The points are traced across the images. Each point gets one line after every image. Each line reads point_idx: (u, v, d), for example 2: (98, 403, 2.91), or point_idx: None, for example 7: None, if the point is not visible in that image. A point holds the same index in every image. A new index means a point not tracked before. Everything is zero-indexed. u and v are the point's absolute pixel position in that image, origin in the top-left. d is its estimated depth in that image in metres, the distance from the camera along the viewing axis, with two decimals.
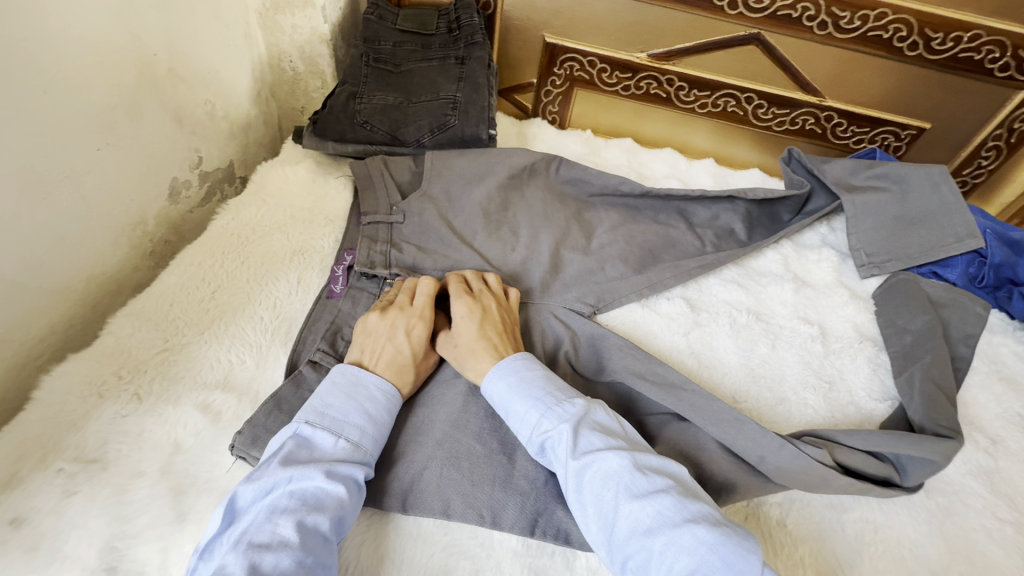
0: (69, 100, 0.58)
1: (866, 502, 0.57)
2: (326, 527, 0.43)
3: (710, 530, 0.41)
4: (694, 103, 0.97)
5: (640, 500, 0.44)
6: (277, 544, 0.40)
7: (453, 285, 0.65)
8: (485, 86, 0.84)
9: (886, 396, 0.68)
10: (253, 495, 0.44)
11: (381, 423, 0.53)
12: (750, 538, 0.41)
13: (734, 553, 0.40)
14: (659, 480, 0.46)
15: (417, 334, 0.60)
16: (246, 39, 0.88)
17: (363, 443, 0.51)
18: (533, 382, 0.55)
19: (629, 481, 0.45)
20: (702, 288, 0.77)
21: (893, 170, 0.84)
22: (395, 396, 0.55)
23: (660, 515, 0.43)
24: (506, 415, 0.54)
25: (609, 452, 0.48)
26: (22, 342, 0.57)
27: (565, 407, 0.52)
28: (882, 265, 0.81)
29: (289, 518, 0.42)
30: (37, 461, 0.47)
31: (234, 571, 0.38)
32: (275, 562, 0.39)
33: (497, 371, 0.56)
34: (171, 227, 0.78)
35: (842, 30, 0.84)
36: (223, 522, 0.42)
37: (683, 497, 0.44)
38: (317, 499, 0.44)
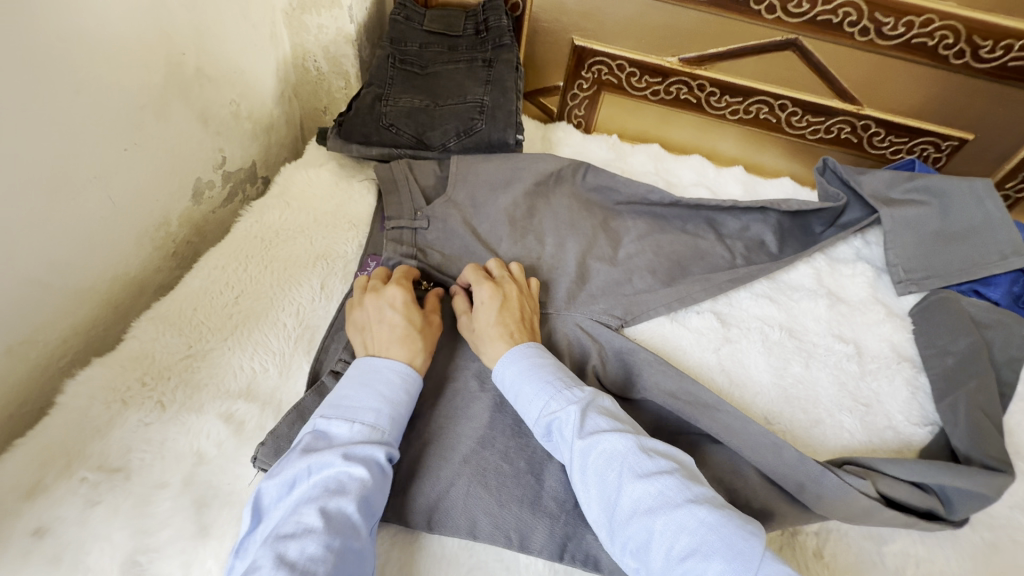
0: (99, 99, 0.57)
1: (907, 534, 0.55)
2: (351, 509, 0.43)
3: (711, 511, 0.41)
4: (726, 109, 0.95)
5: (643, 481, 0.44)
6: (301, 531, 0.40)
7: (475, 271, 0.65)
8: (513, 89, 0.82)
9: (926, 421, 0.66)
10: (277, 491, 0.44)
11: (400, 403, 0.52)
12: (752, 522, 0.41)
13: (734, 535, 0.39)
14: (663, 462, 0.45)
15: (400, 301, 0.59)
16: (271, 38, 0.87)
17: (382, 424, 0.49)
18: (542, 367, 0.55)
19: (632, 461, 0.45)
20: (732, 302, 0.75)
21: (934, 183, 0.81)
22: (402, 368, 0.53)
23: (662, 495, 0.43)
24: (515, 398, 0.54)
25: (614, 434, 0.47)
26: (46, 344, 0.57)
27: (573, 391, 0.52)
28: (920, 282, 0.78)
29: (312, 507, 0.42)
30: (61, 468, 0.47)
31: (262, 564, 0.38)
32: (301, 549, 0.39)
33: (508, 357, 0.56)
34: (194, 228, 0.77)
35: (884, 37, 0.81)
36: (253, 519, 0.42)
37: (686, 479, 0.44)
38: (339, 484, 0.44)
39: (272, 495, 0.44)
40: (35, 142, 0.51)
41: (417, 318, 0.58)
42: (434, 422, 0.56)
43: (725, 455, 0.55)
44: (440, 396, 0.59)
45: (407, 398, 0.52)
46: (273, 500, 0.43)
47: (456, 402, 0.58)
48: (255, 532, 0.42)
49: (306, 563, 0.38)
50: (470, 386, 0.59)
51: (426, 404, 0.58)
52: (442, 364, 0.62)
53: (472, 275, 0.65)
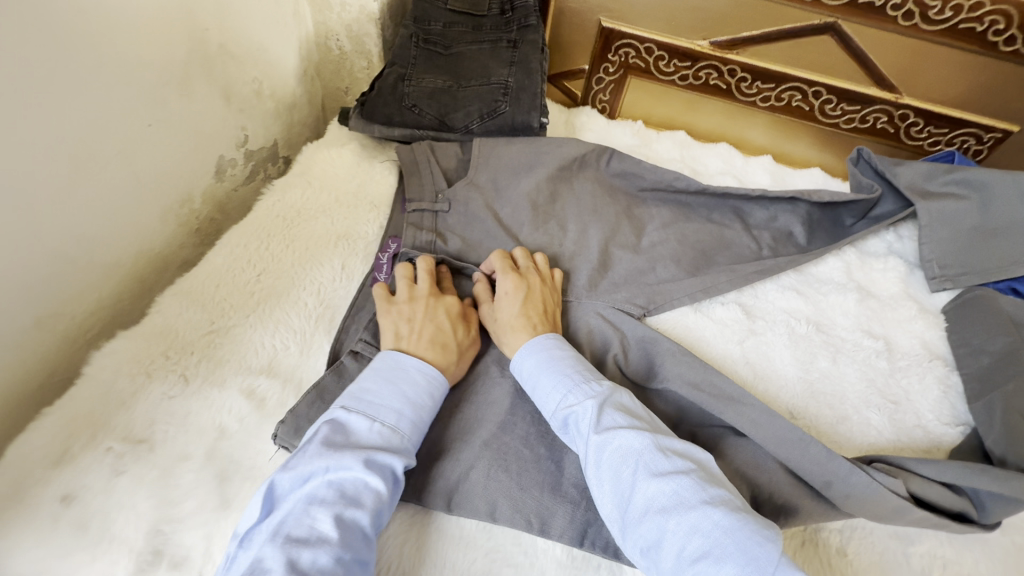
0: (123, 73, 0.57)
1: (934, 535, 0.53)
2: (365, 521, 0.42)
3: (727, 515, 0.40)
4: (756, 96, 0.91)
5: (658, 479, 0.43)
6: (316, 540, 0.39)
7: (499, 261, 0.64)
8: (539, 71, 0.80)
9: (957, 421, 0.64)
10: (291, 484, 0.42)
11: (423, 409, 0.51)
12: (770, 529, 0.39)
13: (750, 539, 0.38)
14: (680, 463, 0.44)
15: (451, 312, 0.59)
16: (295, 16, 0.86)
17: (404, 430, 0.49)
18: (562, 360, 0.54)
19: (649, 460, 0.44)
20: (758, 294, 0.73)
21: (975, 176, 0.77)
22: (438, 379, 0.53)
23: (677, 495, 0.42)
24: (533, 390, 0.53)
25: (631, 431, 0.46)
26: (73, 316, 0.58)
27: (591, 385, 0.51)
28: (955, 279, 0.75)
29: (327, 512, 0.41)
30: (88, 438, 0.47)
31: (274, 568, 0.37)
32: (314, 558, 0.38)
33: (529, 348, 0.56)
34: (216, 206, 0.78)
35: (929, 21, 0.77)
36: (262, 510, 0.41)
37: (703, 481, 0.43)
38: (355, 493, 0.43)
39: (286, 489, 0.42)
40: (61, 114, 0.51)
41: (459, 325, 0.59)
42: (455, 405, 0.56)
43: (748, 449, 0.54)
44: (461, 380, 0.58)
45: (432, 405, 0.52)
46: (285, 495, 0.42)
47: (476, 387, 0.58)
48: (262, 523, 0.40)
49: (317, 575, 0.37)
50: (490, 371, 0.59)
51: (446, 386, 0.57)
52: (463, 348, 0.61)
53: (498, 264, 0.65)
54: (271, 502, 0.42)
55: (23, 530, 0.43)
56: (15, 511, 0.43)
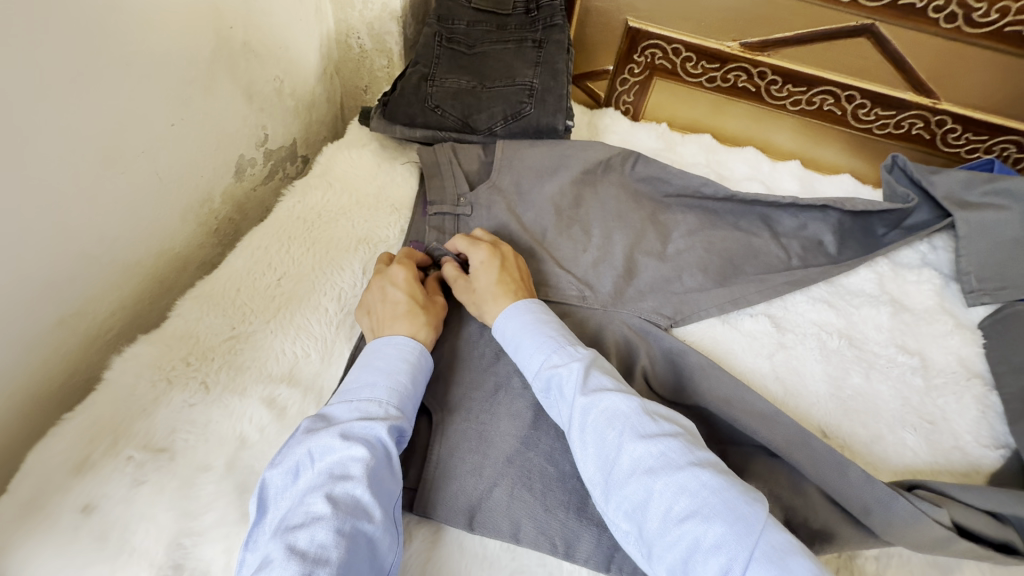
0: (151, 69, 0.56)
1: (975, 565, 0.51)
2: (360, 490, 0.41)
3: (715, 476, 0.38)
4: (787, 99, 0.89)
5: (644, 441, 0.41)
6: (310, 520, 0.38)
7: (462, 240, 0.62)
8: (564, 72, 0.78)
9: (997, 443, 0.62)
10: (282, 479, 0.42)
11: (400, 375, 0.49)
12: (756, 491, 0.38)
13: (737, 499, 0.37)
14: (667, 426, 0.43)
15: (404, 279, 0.58)
16: (316, 13, 0.85)
17: (385, 399, 0.47)
18: (546, 324, 0.53)
19: (635, 422, 0.42)
20: (788, 305, 0.71)
21: (1017, 186, 0.73)
22: (408, 343, 0.52)
23: (665, 456, 0.40)
24: (515, 351, 0.52)
25: (618, 394, 0.45)
26: (94, 317, 0.57)
27: (576, 348, 0.50)
28: (994, 293, 0.72)
29: (319, 494, 0.40)
30: (108, 445, 0.47)
31: (273, 556, 0.36)
32: (311, 537, 0.37)
33: (512, 310, 0.54)
34: (235, 206, 0.77)
35: (973, 24, 0.74)
36: (259, 510, 0.41)
37: (690, 444, 0.41)
38: (343, 469, 0.42)
39: (280, 484, 0.42)
40: (89, 110, 0.50)
41: (421, 293, 0.57)
42: (476, 417, 0.54)
43: (783, 470, 0.52)
44: (482, 388, 0.56)
45: (409, 369, 0.50)
46: (280, 490, 0.41)
47: (497, 397, 0.55)
48: (264, 522, 0.41)
49: (318, 551, 0.37)
50: (513, 380, 0.56)
51: (466, 396, 0.55)
52: (484, 354, 0.59)
53: (463, 243, 0.62)
54: (268, 501, 0.41)
55: (43, 540, 0.42)
56: (33, 520, 0.42)
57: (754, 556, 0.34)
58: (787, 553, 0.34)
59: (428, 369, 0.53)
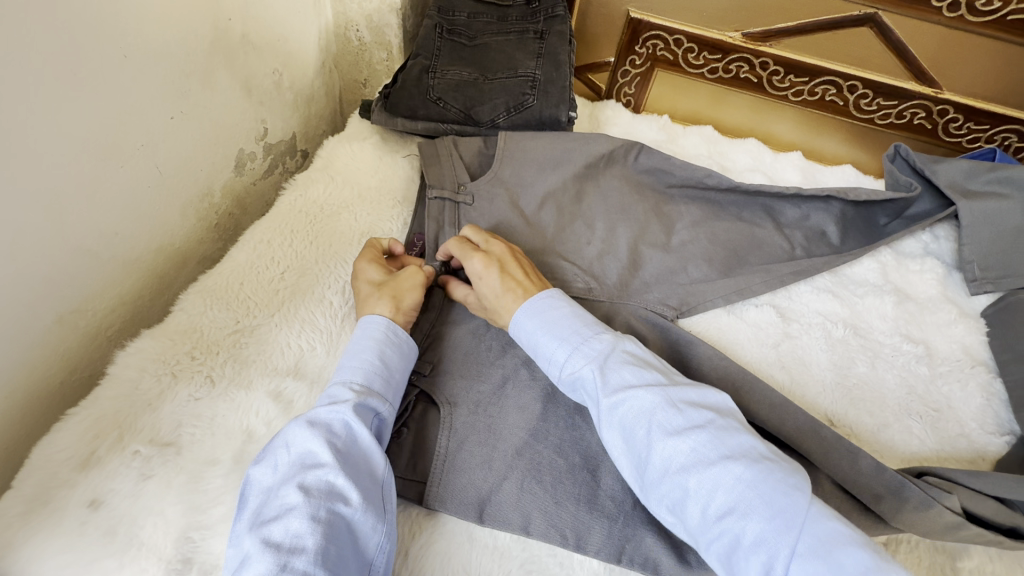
0: (147, 60, 0.55)
1: (983, 550, 0.51)
2: (332, 476, 0.40)
3: (749, 467, 0.39)
4: (788, 90, 0.89)
5: (674, 438, 0.41)
6: (284, 512, 0.38)
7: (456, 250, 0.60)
8: (567, 63, 0.78)
9: (1002, 430, 0.62)
10: (259, 475, 0.42)
11: (367, 355, 0.50)
12: (795, 475, 0.39)
13: (774, 491, 0.37)
14: (695, 415, 0.42)
15: (363, 271, 0.59)
16: (315, 6, 0.84)
17: (350, 380, 0.48)
18: (559, 320, 0.52)
19: (662, 418, 0.42)
20: (792, 295, 0.71)
21: (1020, 175, 0.73)
22: (371, 321, 0.53)
23: (696, 452, 0.40)
24: (536, 354, 0.52)
25: (641, 389, 0.44)
26: (95, 312, 0.56)
27: (592, 344, 0.49)
28: (998, 281, 0.73)
29: (291, 485, 0.39)
30: (114, 440, 0.46)
31: (249, 551, 0.36)
32: (286, 529, 0.37)
33: (524, 311, 0.53)
34: (235, 201, 0.76)
35: (975, 12, 0.74)
36: (239, 506, 0.41)
37: (721, 432, 0.41)
38: (314, 456, 0.41)
39: (259, 480, 0.41)
40: (88, 101, 0.50)
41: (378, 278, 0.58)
42: (483, 410, 0.54)
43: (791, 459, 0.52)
44: (489, 381, 0.56)
45: (374, 346, 0.51)
46: (260, 485, 0.41)
47: (505, 390, 0.55)
48: (244, 517, 0.40)
49: (294, 541, 0.36)
50: (520, 372, 0.56)
51: (473, 388, 0.55)
52: (490, 347, 0.58)
53: (457, 249, 0.60)
54: (248, 497, 0.41)
55: (49, 535, 0.41)
56: (40, 515, 0.42)
57: (796, 550, 0.35)
58: (838, 545, 0.35)
59: (402, 343, 0.53)
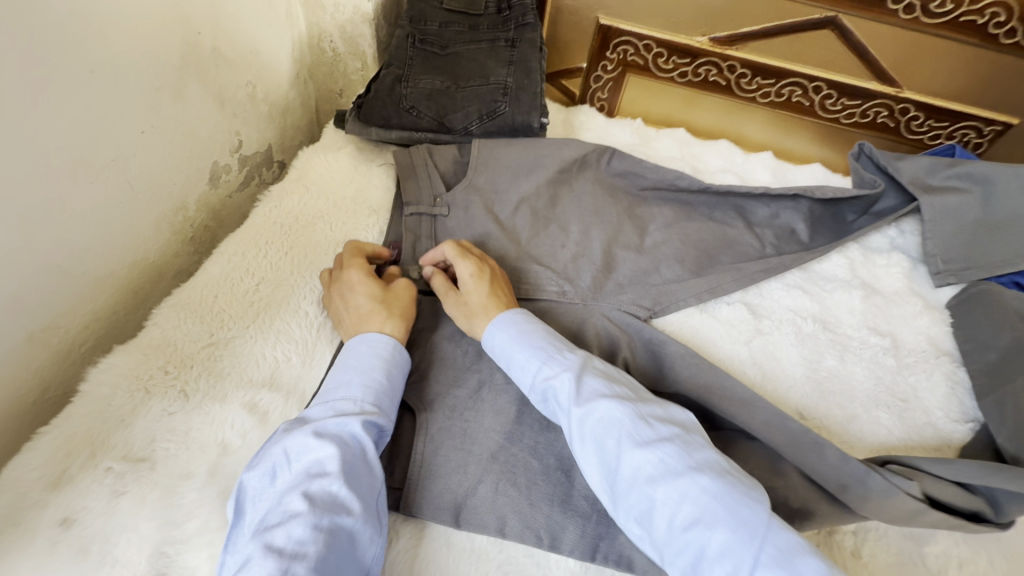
0: (116, 78, 0.55)
1: (948, 535, 0.53)
2: (336, 487, 0.40)
3: (714, 479, 0.40)
4: (756, 91, 0.91)
5: (642, 449, 0.42)
6: (287, 518, 0.38)
7: (453, 248, 0.61)
8: (538, 70, 0.79)
9: (967, 417, 0.64)
10: (259, 481, 0.41)
11: (375, 372, 0.50)
12: (758, 491, 0.40)
13: (738, 502, 0.38)
14: (663, 429, 0.44)
15: (359, 283, 0.57)
16: (287, 18, 0.84)
17: (359, 396, 0.47)
18: (534, 333, 0.53)
19: (631, 430, 0.44)
20: (764, 292, 0.73)
21: (978, 170, 0.77)
22: (377, 339, 0.52)
23: (663, 463, 0.41)
24: (508, 365, 0.53)
25: (612, 401, 0.46)
26: (67, 331, 0.56)
27: (565, 356, 0.51)
28: (959, 273, 0.75)
29: (296, 493, 0.39)
30: (86, 458, 0.46)
31: (250, 556, 0.36)
32: (289, 534, 0.37)
33: (498, 324, 0.55)
34: (211, 213, 0.76)
35: (930, 14, 0.77)
36: (236, 513, 0.40)
37: (687, 446, 0.42)
38: (320, 466, 0.41)
39: (257, 484, 0.41)
40: (54, 118, 0.49)
41: (379, 291, 0.57)
42: (458, 415, 0.54)
43: (761, 452, 0.53)
44: (466, 386, 0.56)
45: (383, 364, 0.51)
46: (256, 490, 0.41)
47: (481, 394, 0.56)
48: (243, 524, 0.40)
49: (295, 548, 0.37)
50: (496, 376, 0.57)
51: (450, 394, 0.56)
52: (466, 353, 0.59)
53: (453, 249, 0.61)
54: (245, 504, 0.41)
55: (20, 556, 0.41)
56: (10, 536, 0.42)
57: (760, 560, 0.35)
58: (796, 553, 0.35)
59: (404, 363, 0.53)
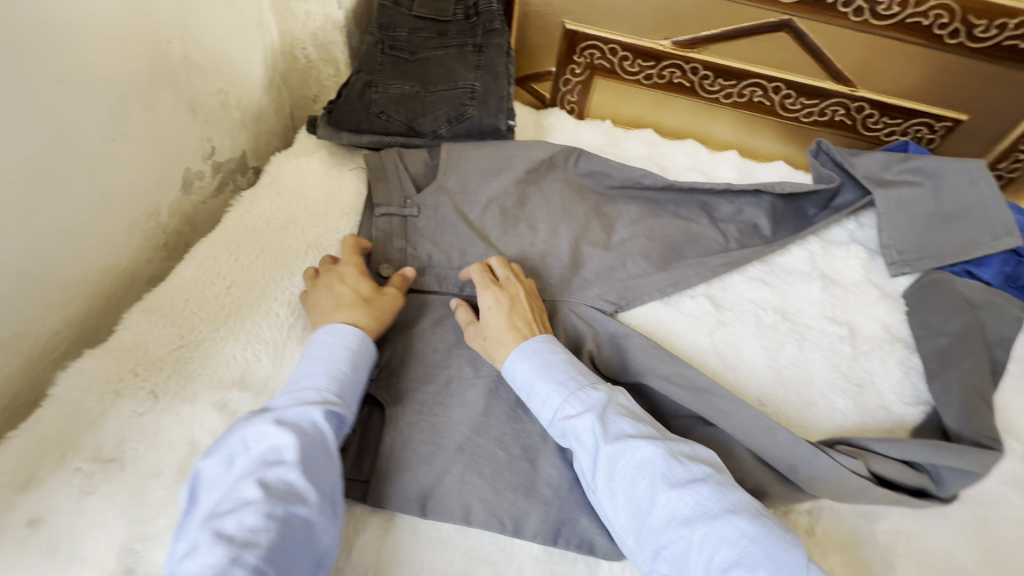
0: (84, 90, 0.56)
1: (898, 512, 0.56)
2: (292, 476, 0.41)
3: (751, 522, 0.41)
4: (719, 92, 0.94)
5: (678, 490, 0.43)
6: (239, 506, 0.39)
7: (477, 276, 0.63)
8: (505, 75, 0.81)
9: (918, 400, 0.67)
10: (214, 469, 0.42)
11: (339, 363, 0.51)
12: (786, 529, 0.41)
13: (775, 545, 0.40)
14: (695, 469, 0.45)
15: (351, 277, 0.60)
16: (259, 26, 0.86)
17: (323, 387, 0.49)
18: (556, 364, 0.54)
19: (665, 470, 0.44)
20: (727, 286, 0.75)
21: (928, 165, 0.80)
22: (347, 330, 0.54)
23: (700, 506, 0.42)
24: (529, 397, 0.53)
25: (643, 441, 0.46)
26: (37, 337, 0.56)
27: (589, 392, 0.51)
28: (913, 263, 0.78)
29: (251, 481, 0.41)
30: (55, 460, 0.47)
31: (199, 542, 0.37)
32: (240, 522, 0.38)
33: (520, 352, 0.55)
34: (184, 219, 0.76)
35: (878, 17, 0.80)
36: (191, 499, 0.41)
37: (720, 487, 0.44)
38: (277, 454, 0.42)
39: (211, 473, 0.42)
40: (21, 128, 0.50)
41: (366, 289, 0.59)
42: (426, 409, 0.56)
43: (719, 438, 0.55)
44: (435, 382, 0.58)
45: (348, 356, 0.52)
46: (210, 478, 0.42)
47: (450, 389, 0.57)
48: (194, 511, 0.40)
49: (247, 535, 0.38)
50: (465, 372, 0.58)
51: (419, 389, 0.57)
52: (436, 350, 0.61)
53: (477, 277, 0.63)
54: (200, 491, 0.41)
55: None
56: None
57: None
58: None
59: (371, 355, 0.55)
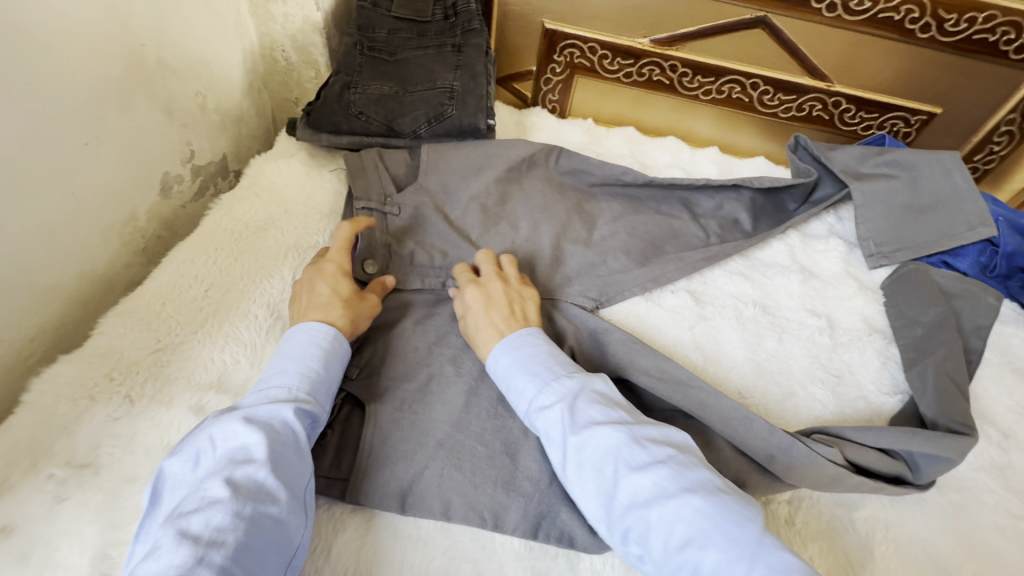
0: (56, 94, 0.56)
1: (876, 499, 0.56)
2: (262, 474, 0.41)
3: (706, 499, 0.40)
4: (698, 89, 0.95)
5: (638, 473, 0.43)
6: (206, 504, 0.39)
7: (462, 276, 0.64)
8: (483, 74, 0.82)
9: (896, 389, 0.67)
10: (180, 467, 0.42)
11: (312, 361, 0.51)
12: (749, 507, 0.40)
13: (731, 521, 0.39)
14: (657, 450, 0.44)
15: (331, 275, 0.59)
16: (237, 28, 0.85)
17: (295, 385, 0.49)
18: (532, 356, 0.54)
19: (627, 454, 0.44)
20: (707, 280, 0.76)
21: (903, 157, 0.81)
22: (321, 328, 0.54)
23: (659, 487, 0.41)
24: (507, 389, 0.54)
25: (608, 426, 0.46)
26: (11, 343, 0.56)
27: (561, 382, 0.51)
28: (890, 255, 0.79)
29: (218, 479, 0.40)
30: (28, 467, 0.47)
31: (163, 543, 0.36)
32: (206, 521, 0.38)
33: (501, 346, 0.55)
34: (163, 223, 0.76)
35: (851, 13, 0.81)
36: (153, 500, 0.41)
37: (682, 466, 0.43)
38: (245, 453, 0.42)
39: (178, 471, 0.42)
40: None
41: (345, 289, 0.59)
42: (407, 407, 0.56)
43: (698, 430, 0.56)
44: (415, 380, 0.58)
45: (320, 354, 0.52)
46: (176, 476, 0.42)
47: (430, 387, 0.57)
48: (158, 510, 0.40)
49: (213, 534, 0.37)
50: (445, 370, 0.59)
51: (399, 388, 0.57)
52: (416, 349, 0.61)
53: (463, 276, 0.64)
54: (165, 490, 0.41)
55: None
56: None
57: None
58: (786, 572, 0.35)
59: (345, 353, 0.55)
